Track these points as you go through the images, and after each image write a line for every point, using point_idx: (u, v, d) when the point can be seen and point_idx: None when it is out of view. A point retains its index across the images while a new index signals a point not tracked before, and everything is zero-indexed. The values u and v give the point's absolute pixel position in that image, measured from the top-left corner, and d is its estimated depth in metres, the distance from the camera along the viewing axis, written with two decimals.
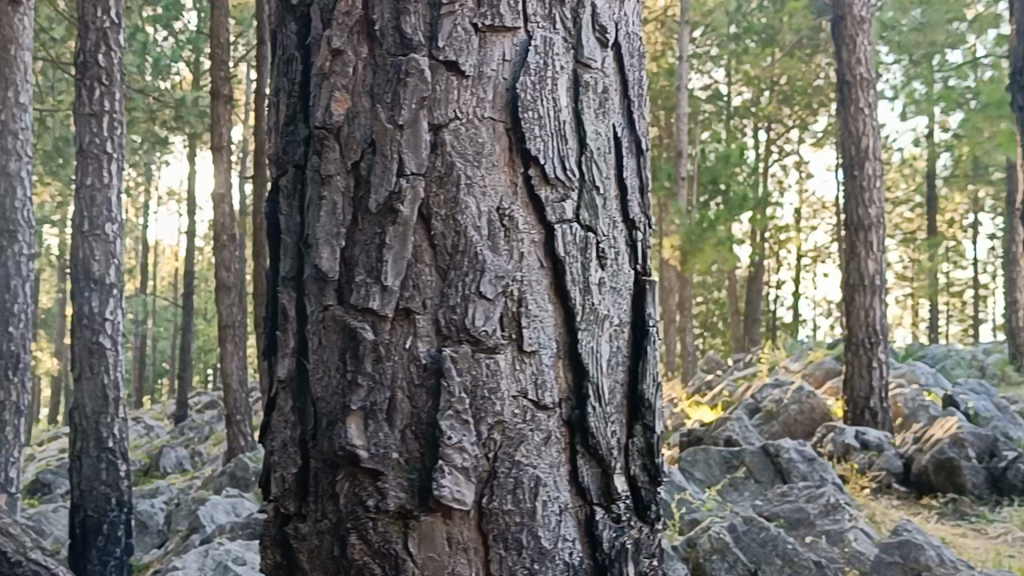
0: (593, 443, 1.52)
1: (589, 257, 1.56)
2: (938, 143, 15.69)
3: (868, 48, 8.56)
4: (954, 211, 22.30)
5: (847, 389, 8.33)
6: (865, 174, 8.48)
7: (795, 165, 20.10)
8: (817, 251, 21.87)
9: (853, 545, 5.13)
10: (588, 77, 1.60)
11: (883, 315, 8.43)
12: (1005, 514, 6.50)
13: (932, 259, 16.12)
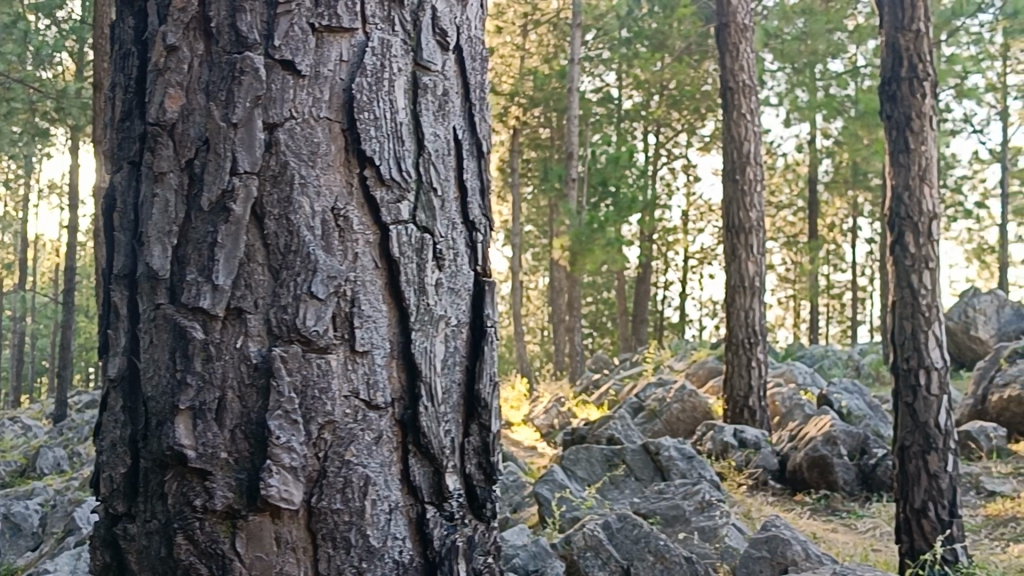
0: (425, 443, 1.54)
1: (424, 258, 1.58)
2: (819, 149, 16.16)
3: (749, 55, 8.75)
4: (835, 216, 22.98)
5: (727, 387, 8.52)
6: (746, 178, 8.68)
7: (684, 168, 20.46)
8: (704, 253, 22.31)
9: (725, 541, 5.24)
10: (427, 79, 1.61)
11: (762, 315, 8.64)
12: (873, 509, 6.71)
13: (813, 262, 16.58)
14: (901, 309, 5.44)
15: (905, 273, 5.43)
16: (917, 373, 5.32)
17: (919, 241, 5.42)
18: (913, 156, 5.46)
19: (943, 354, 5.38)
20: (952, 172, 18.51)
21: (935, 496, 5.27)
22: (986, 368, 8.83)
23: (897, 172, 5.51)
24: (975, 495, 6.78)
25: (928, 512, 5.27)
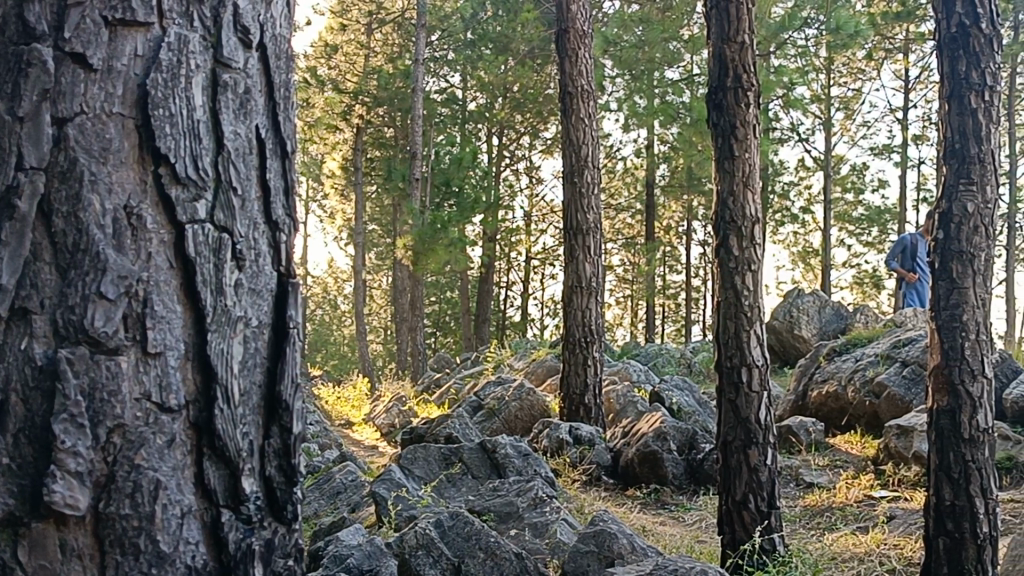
0: (221, 446, 1.52)
1: (222, 258, 1.56)
2: (657, 154, 16.62)
3: (588, 61, 8.84)
4: (671, 218, 23.62)
5: (564, 386, 8.66)
6: (584, 181, 8.83)
7: (526, 170, 20.66)
8: (546, 253, 22.59)
9: (556, 535, 5.34)
10: (228, 76, 1.59)
11: (598, 315, 8.81)
12: (700, 502, 6.94)
13: (649, 263, 17.02)
14: (725, 309, 5.66)
15: (729, 275, 5.64)
16: (740, 371, 5.53)
17: (743, 243, 5.65)
18: (737, 163, 5.68)
19: (763, 352, 5.62)
20: (780, 179, 19.25)
21: (756, 489, 5.47)
22: (806, 365, 9.23)
23: (722, 178, 5.72)
24: (794, 487, 7.09)
25: (749, 504, 5.46)
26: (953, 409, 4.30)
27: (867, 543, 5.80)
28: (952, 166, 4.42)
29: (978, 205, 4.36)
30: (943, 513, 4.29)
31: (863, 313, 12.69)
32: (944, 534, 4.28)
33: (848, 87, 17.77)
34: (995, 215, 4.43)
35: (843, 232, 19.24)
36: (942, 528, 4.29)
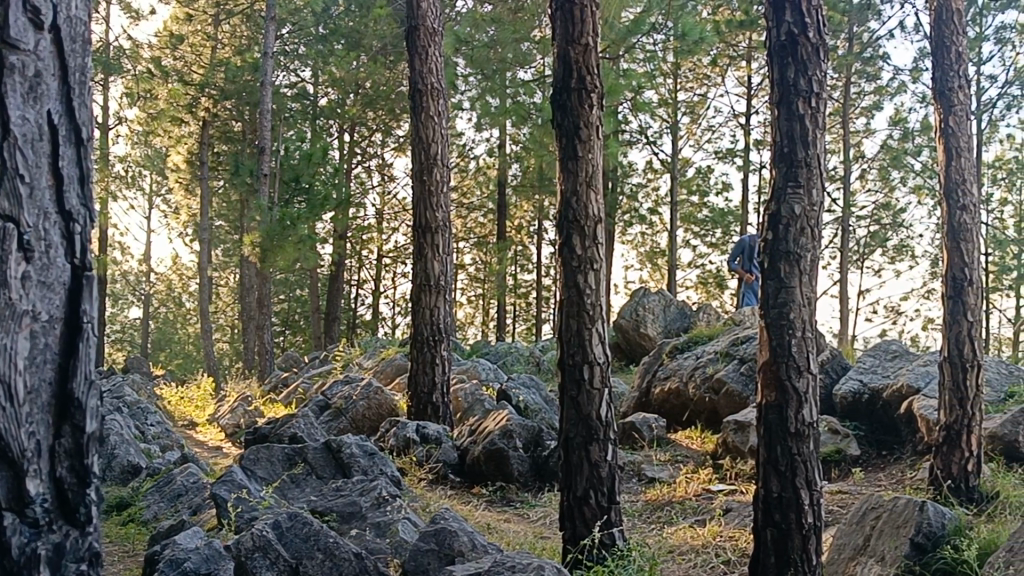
0: (4, 446, 1.45)
1: (7, 248, 1.48)
2: (510, 154, 16.73)
3: (438, 59, 8.82)
4: (522, 218, 23.81)
5: (411, 384, 8.62)
6: (433, 179, 8.81)
7: (377, 167, 20.51)
8: (397, 252, 22.47)
9: (397, 534, 5.31)
10: (15, 58, 1.51)
11: (447, 314, 8.80)
12: (544, 499, 7.03)
13: (501, 262, 17.10)
14: (567, 308, 5.71)
15: (572, 274, 5.70)
16: (581, 368, 5.60)
17: (585, 243, 5.72)
18: (580, 163, 5.75)
19: (605, 349, 5.71)
20: (628, 180, 19.60)
21: (596, 484, 5.54)
22: (650, 362, 9.43)
23: (566, 177, 5.77)
24: (636, 482, 7.22)
25: (590, 500, 5.53)
26: (780, 403, 4.44)
27: (704, 535, 5.96)
28: (781, 169, 4.57)
29: (805, 207, 4.53)
30: (770, 505, 4.42)
31: (706, 311, 13.01)
32: (771, 525, 4.42)
33: (694, 92, 18.18)
34: (821, 217, 4.61)
35: (687, 233, 19.67)
36: (770, 519, 4.42)
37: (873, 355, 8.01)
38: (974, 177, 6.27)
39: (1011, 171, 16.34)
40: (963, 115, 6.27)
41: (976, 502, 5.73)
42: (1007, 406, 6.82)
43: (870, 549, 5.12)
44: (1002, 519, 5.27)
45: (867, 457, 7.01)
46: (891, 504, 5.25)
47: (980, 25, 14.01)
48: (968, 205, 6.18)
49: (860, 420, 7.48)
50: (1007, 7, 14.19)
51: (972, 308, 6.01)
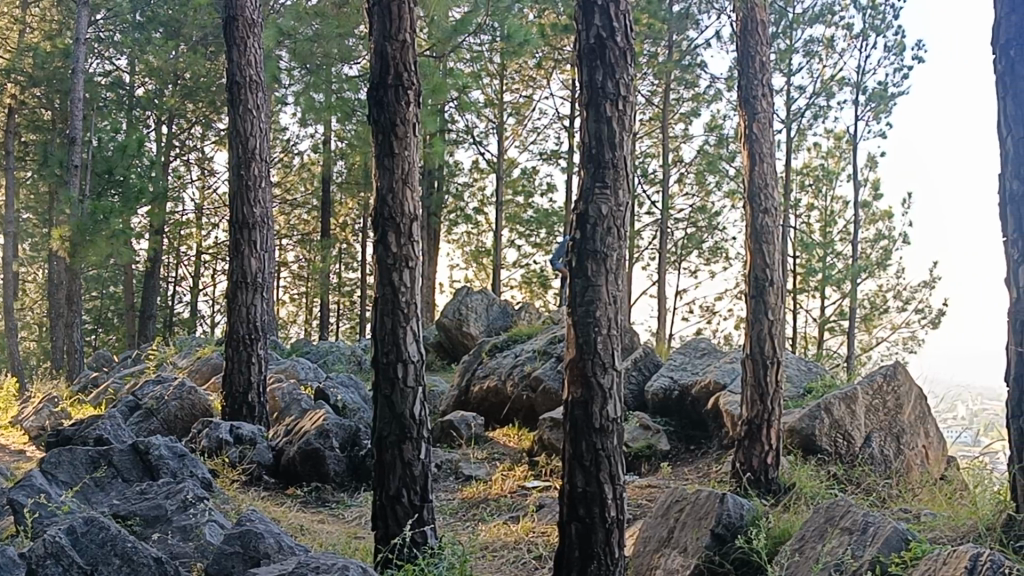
0: None
1: None
2: (334, 150, 16.58)
3: (257, 51, 8.63)
4: (347, 216, 23.62)
5: (225, 384, 8.42)
6: (251, 174, 8.63)
7: (196, 161, 19.96)
8: (218, 248, 21.94)
9: (202, 537, 5.18)
10: None
11: (263, 312, 8.62)
12: (360, 500, 7.07)
13: (324, 259, 16.91)
14: (381, 306, 5.65)
15: (387, 271, 5.66)
16: (395, 365, 5.56)
17: (400, 240, 5.69)
18: (395, 161, 5.71)
19: (419, 347, 5.70)
20: (453, 180, 19.64)
21: (409, 483, 5.52)
22: (469, 361, 9.52)
23: (381, 174, 5.73)
24: (453, 480, 7.23)
25: (402, 499, 5.50)
26: (585, 400, 4.52)
27: (517, 532, 6.02)
28: (589, 170, 4.67)
29: (611, 207, 4.63)
30: (575, 500, 4.50)
31: (526, 311, 13.15)
32: (575, 520, 4.49)
33: (520, 94, 18.36)
34: (626, 217, 4.73)
35: (511, 233, 19.86)
36: (575, 514, 4.49)
37: (683, 354, 8.28)
38: (776, 183, 6.53)
39: (817, 178, 17.12)
40: (765, 123, 6.53)
41: (773, 493, 5.98)
42: (806, 401, 7.15)
43: (674, 541, 5.28)
44: (797, 509, 5.52)
45: (676, 452, 7.23)
46: (693, 497, 5.43)
47: (790, 38, 14.62)
48: (769, 209, 6.43)
49: (670, 416, 7.72)
50: (815, 21, 14.85)
51: (772, 307, 6.26)
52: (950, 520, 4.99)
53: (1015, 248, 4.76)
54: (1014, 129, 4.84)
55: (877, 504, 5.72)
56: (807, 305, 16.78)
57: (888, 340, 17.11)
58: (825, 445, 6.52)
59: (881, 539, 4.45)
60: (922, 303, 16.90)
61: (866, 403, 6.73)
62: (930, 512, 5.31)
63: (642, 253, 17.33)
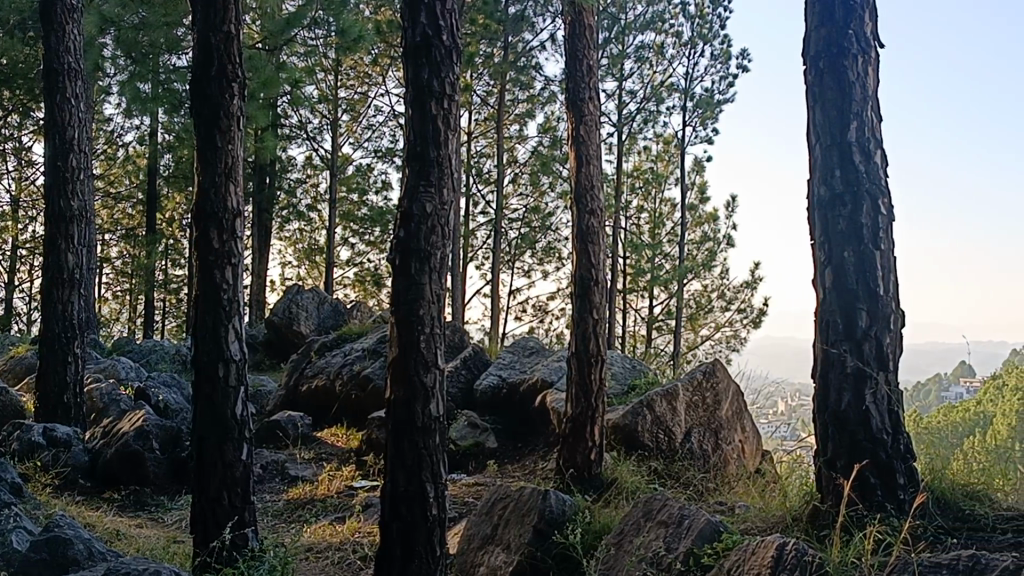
0: None
1: None
2: (162, 143, 16.15)
3: (76, 38, 8.30)
4: (174, 211, 22.96)
5: (39, 384, 8.07)
6: (69, 166, 8.27)
7: (12, 150, 19.08)
8: (36, 242, 21.02)
9: (6, 545, 4.94)
10: None
11: (80, 309, 8.29)
12: (181, 503, 6.95)
13: (150, 255, 16.40)
14: (201, 303, 5.49)
15: (209, 268, 5.50)
16: (217, 365, 5.42)
17: (223, 237, 5.55)
18: (217, 154, 5.57)
19: (241, 345, 5.58)
20: (285, 176, 19.33)
21: (230, 485, 5.40)
22: (297, 360, 9.41)
23: (204, 168, 5.56)
24: (278, 481, 7.12)
25: (223, 500, 5.37)
26: (408, 399, 4.51)
27: (342, 532, 5.96)
28: (414, 168, 4.64)
29: (436, 206, 4.63)
30: (396, 499, 4.48)
31: (357, 310, 13.04)
32: (396, 519, 4.48)
33: (355, 90, 18.22)
34: (450, 217, 4.75)
35: (344, 231, 19.66)
36: (396, 513, 4.47)
37: (511, 353, 8.38)
38: (601, 184, 6.66)
39: (647, 181, 17.53)
40: (592, 124, 6.64)
41: (596, 489, 6.10)
42: (629, 398, 7.33)
43: (498, 537, 5.32)
44: (618, 505, 5.64)
45: (503, 449, 7.30)
46: (517, 494, 5.49)
47: (622, 43, 14.96)
48: (595, 210, 6.55)
49: (498, 414, 7.79)
50: (646, 27, 15.21)
51: (597, 306, 6.37)
52: (761, 511, 5.18)
53: (823, 249, 4.99)
54: (824, 135, 5.06)
55: (694, 497, 5.89)
56: (636, 306, 17.17)
57: (712, 339, 17.65)
58: (647, 440, 6.69)
59: (695, 532, 4.58)
60: (744, 303, 17.51)
61: (686, 400, 6.94)
62: (743, 505, 5.50)
63: (476, 253, 17.42)
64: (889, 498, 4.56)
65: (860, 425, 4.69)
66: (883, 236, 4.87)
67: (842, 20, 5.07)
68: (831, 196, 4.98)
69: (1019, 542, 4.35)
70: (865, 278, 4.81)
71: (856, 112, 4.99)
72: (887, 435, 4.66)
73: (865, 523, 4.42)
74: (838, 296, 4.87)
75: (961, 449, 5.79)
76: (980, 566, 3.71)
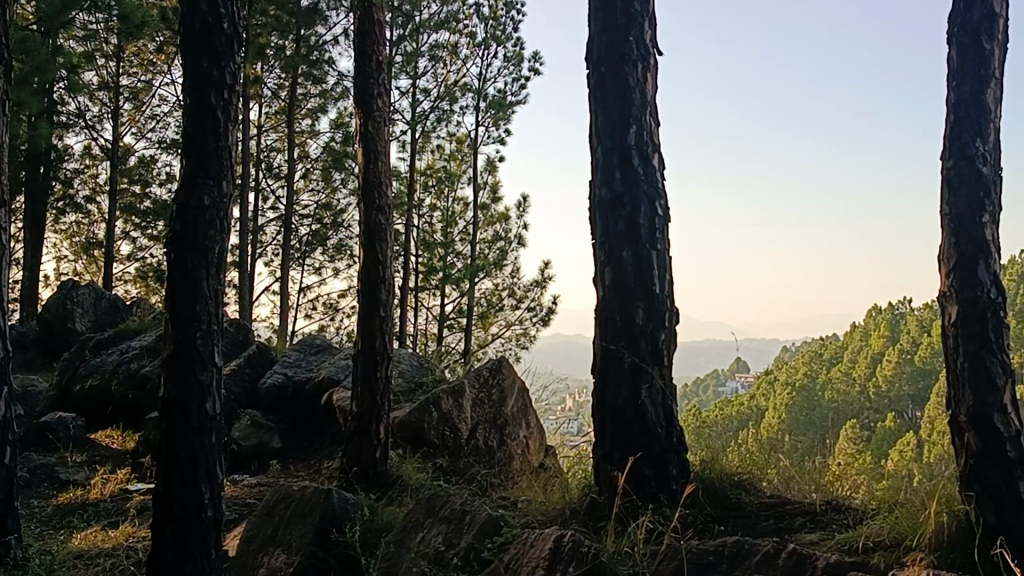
0: None
1: None
2: None
3: None
4: None
5: None
6: None
7: None
8: None
9: None
10: None
11: None
12: None
13: None
14: None
15: None
16: None
17: None
18: None
19: (4, 343, 5.27)
20: (62, 166, 18.39)
21: None
22: (71, 359, 9.01)
23: None
24: (46, 485, 6.76)
25: None
26: (183, 398, 4.35)
27: (115, 538, 5.71)
28: (191, 160, 4.49)
29: (214, 199, 4.50)
30: (169, 501, 4.31)
31: (137, 306, 12.52)
32: (169, 522, 4.31)
33: (138, 78, 17.53)
34: (228, 210, 4.62)
35: (125, 225, 18.86)
36: (170, 516, 4.31)
37: (298, 351, 8.29)
38: (388, 179, 6.64)
39: (440, 180, 17.59)
40: (380, 120, 6.61)
41: (382, 487, 6.08)
42: (416, 394, 7.35)
43: (279, 538, 5.21)
44: (402, 502, 5.64)
45: (288, 448, 7.17)
46: (300, 494, 5.41)
47: (416, 41, 14.95)
48: (383, 206, 6.52)
49: (284, 413, 7.66)
50: (440, 27, 15.26)
51: (385, 303, 6.35)
52: (541, 504, 5.27)
53: (603, 248, 5.11)
54: (605, 137, 5.19)
55: (479, 493, 5.94)
56: (427, 304, 17.15)
57: (501, 337, 17.87)
58: (433, 437, 6.70)
59: (477, 527, 4.62)
60: (534, 302, 17.81)
61: (472, 397, 7.03)
62: (525, 499, 5.58)
63: (265, 250, 17.04)
64: (662, 488, 4.73)
65: (636, 419, 4.85)
66: (657, 237, 5.06)
67: (623, 25, 5.22)
68: (611, 196, 5.12)
69: (780, 527, 4.59)
70: (641, 276, 4.97)
71: (636, 116, 5.15)
72: (661, 428, 4.84)
73: (638, 513, 4.56)
74: (617, 295, 5.01)
75: (732, 439, 6.08)
76: (743, 551, 3.90)
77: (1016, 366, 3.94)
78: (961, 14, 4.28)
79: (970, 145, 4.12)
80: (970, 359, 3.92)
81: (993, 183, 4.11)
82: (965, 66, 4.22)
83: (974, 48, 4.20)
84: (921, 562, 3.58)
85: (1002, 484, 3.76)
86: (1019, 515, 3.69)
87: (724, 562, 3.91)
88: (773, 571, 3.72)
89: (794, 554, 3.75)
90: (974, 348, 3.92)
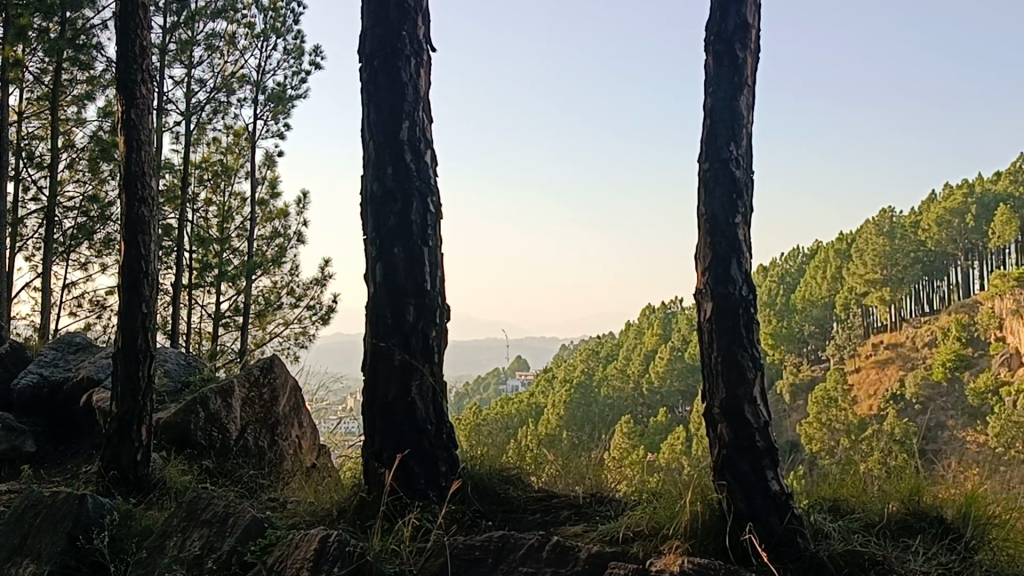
0: None
1: None
2: None
3: None
4: None
5: None
6: None
7: None
8: None
9: None
10: None
11: None
12: None
13: None
14: None
15: None
16: None
17: None
18: None
19: None
20: None
21: None
22: None
23: None
24: None
25: None
26: None
27: None
28: None
29: None
30: None
31: None
32: None
33: None
34: None
35: None
36: None
37: (57, 350, 7.89)
38: (151, 171, 6.35)
39: (215, 173, 17.03)
40: (143, 108, 6.31)
41: (143, 491, 5.82)
42: (182, 394, 7.08)
43: (25, 547, 4.89)
44: (163, 507, 5.41)
45: (43, 453, 6.79)
46: (49, 501, 5.11)
47: (191, 29, 14.46)
48: (146, 197, 6.23)
49: (39, 416, 7.25)
50: (216, 15, 14.80)
51: (147, 299, 6.09)
52: (309, 504, 5.16)
53: (373, 244, 5.03)
54: (376, 131, 5.10)
55: (248, 494, 5.77)
56: (201, 302, 16.56)
57: (280, 336, 17.53)
58: (199, 439, 6.46)
59: (241, 529, 4.48)
60: (314, 300, 17.56)
61: (242, 397, 6.85)
62: (294, 499, 5.46)
63: (24, 243, 16.07)
64: (430, 486, 4.72)
65: (406, 417, 4.81)
66: (427, 232, 5.06)
67: (397, 20, 5.16)
68: (381, 192, 5.04)
69: (545, 521, 4.65)
70: (413, 274, 4.94)
71: (408, 111, 5.11)
72: (430, 425, 4.85)
73: (406, 510, 4.50)
74: (386, 291, 4.93)
75: (513, 435, 6.17)
76: (508, 545, 3.94)
77: (763, 359, 4.14)
78: (717, 22, 4.45)
79: (724, 149, 4.29)
80: (723, 353, 4.07)
81: (745, 187, 4.30)
82: (721, 72, 4.39)
83: (729, 56, 4.37)
84: (676, 549, 3.70)
85: (752, 471, 3.91)
86: (767, 500, 3.83)
87: (490, 556, 3.93)
88: (537, 563, 3.76)
89: (556, 546, 3.80)
90: (726, 343, 4.08)
